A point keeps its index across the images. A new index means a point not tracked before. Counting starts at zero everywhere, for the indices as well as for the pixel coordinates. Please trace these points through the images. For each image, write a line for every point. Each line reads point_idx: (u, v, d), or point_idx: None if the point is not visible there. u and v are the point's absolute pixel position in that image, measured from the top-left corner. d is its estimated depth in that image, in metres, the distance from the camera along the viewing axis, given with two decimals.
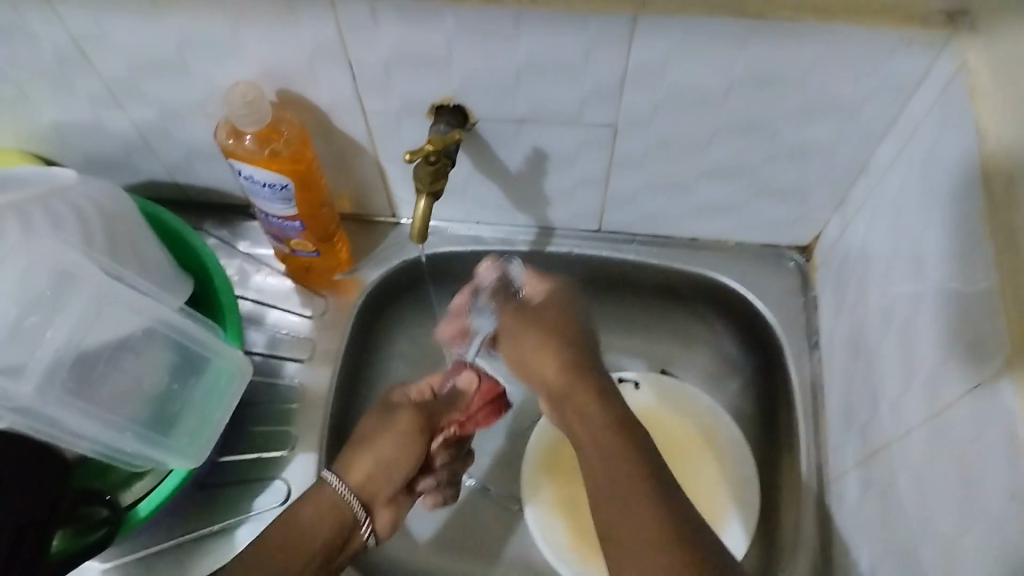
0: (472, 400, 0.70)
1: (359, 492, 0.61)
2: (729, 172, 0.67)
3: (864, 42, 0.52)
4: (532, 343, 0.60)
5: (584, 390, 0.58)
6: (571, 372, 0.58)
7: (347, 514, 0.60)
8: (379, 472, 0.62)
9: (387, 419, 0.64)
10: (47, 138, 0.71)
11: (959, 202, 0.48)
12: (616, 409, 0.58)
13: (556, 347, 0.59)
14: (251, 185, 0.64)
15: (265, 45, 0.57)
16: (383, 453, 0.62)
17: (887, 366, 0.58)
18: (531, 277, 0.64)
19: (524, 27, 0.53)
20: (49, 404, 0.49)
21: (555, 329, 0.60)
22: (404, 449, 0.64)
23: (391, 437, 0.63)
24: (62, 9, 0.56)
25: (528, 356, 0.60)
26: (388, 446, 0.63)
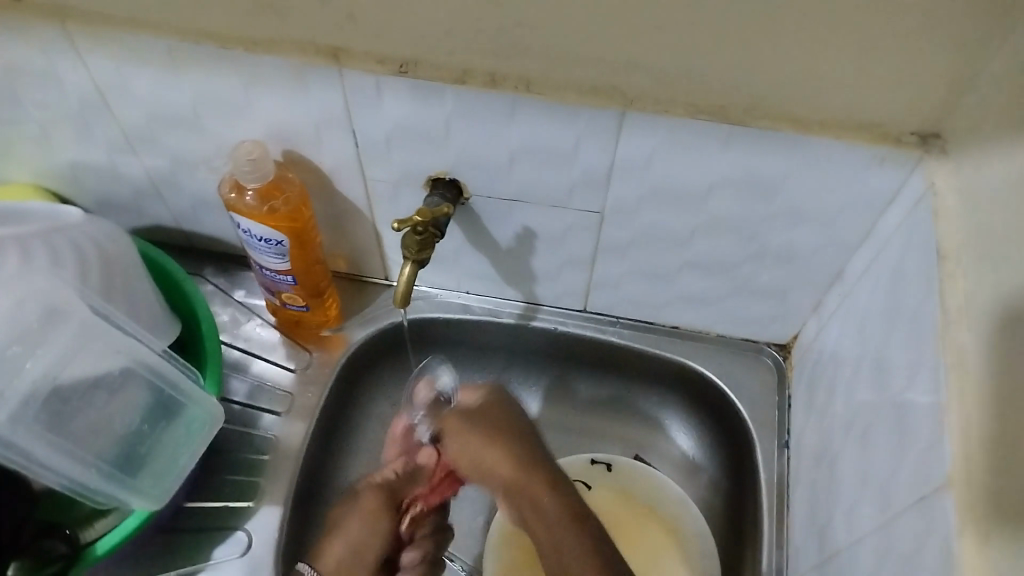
0: (434, 472, 0.71)
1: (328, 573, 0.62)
2: (711, 267, 0.69)
3: (839, 156, 0.55)
4: (478, 443, 0.65)
5: (537, 483, 0.62)
6: (523, 468, 0.63)
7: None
8: (348, 554, 0.63)
9: (349, 506, 0.67)
10: (62, 176, 0.74)
11: (918, 315, 0.50)
12: (568, 501, 0.61)
13: (505, 451, 0.64)
14: (248, 238, 0.66)
15: (275, 107, 0.60)
16: (351, 537, 0.64)
17: (846, 472, 0.59)
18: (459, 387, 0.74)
19: (519, 112, 0.56)
20: (20, 433, 0.51)
21: (503, 432, 0.65)
22: (371, 530, 0.65)
23: (353, 519, 0.65)
24: (90, 60, 0.59)
25: (480, 456, 0.65)
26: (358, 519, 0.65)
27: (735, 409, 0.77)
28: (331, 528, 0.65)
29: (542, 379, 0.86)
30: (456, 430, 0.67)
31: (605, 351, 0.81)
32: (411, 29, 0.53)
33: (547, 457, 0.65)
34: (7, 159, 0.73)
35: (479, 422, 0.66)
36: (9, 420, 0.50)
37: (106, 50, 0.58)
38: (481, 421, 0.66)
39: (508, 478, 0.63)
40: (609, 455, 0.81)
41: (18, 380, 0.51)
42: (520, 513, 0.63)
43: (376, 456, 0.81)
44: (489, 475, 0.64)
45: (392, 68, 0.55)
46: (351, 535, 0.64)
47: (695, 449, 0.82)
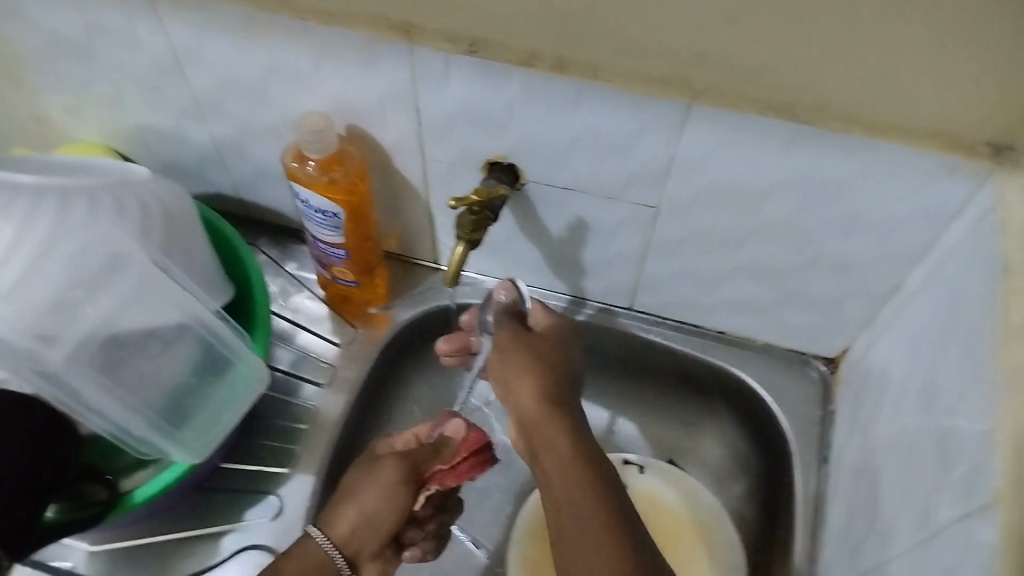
0: (458, 448, 0.66)
1: (344, 547, 0.63)
2: (764, 271, 0.68)
3: (906, 164, 0.54)
4: (516, 369, 0.58)
5: (556, 423, 0.56)
6: (546, 404, 0.56)
7: (329, 570, 0.62)
8: (360, 526, 0.63)
9: (371, 474, 0.65)
10: (131, 138, 0.76)
11: (976, 330, 0.49)
12: (585, 446, 0.55)
13: (536, 381, 0.57)
14: (306, 209, 0.67)
15: (342, 81, 0.61)
16: (366, 507, 0.64)
17: (888, 487, 0.57)
18: (538, 308, 0.63)
19: (584, 100, 0.56)
20: (73, 373, 0.53)
21: (545, 367, 0.58)
22: (386, 500, 0.64)
23: (374, 490, 0.64)
24: (169, 23, 0.61)
25: (508, 378, 0.58)
26: (381, 494, 0.64)
27: (776, 419, 0.75)
28: (348, 495, 0.64)
29: (581, 375, 0.85)
30: (496, 350, 0.61)
31: (648, 351, 0.80)
32: (484, 8, 0.53)
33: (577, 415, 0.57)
34: (81, 117, 0.75)
35: (523, 355, 0.59)
36: (65, 360, 0.53)
37: (185, 15, 0.60)
38: (522, 351, 0.59)
39: (525, 413, 0.57)
40: (642, 457, 0.81)
41: (76, 323, 0.53)
42: (531, 451, 0.57)
43: None
44: (520, 408, 0.57)
45: (461, 47, 0.56)
46: (369, 507, 0.64)
47: (731, 458, 0.81)
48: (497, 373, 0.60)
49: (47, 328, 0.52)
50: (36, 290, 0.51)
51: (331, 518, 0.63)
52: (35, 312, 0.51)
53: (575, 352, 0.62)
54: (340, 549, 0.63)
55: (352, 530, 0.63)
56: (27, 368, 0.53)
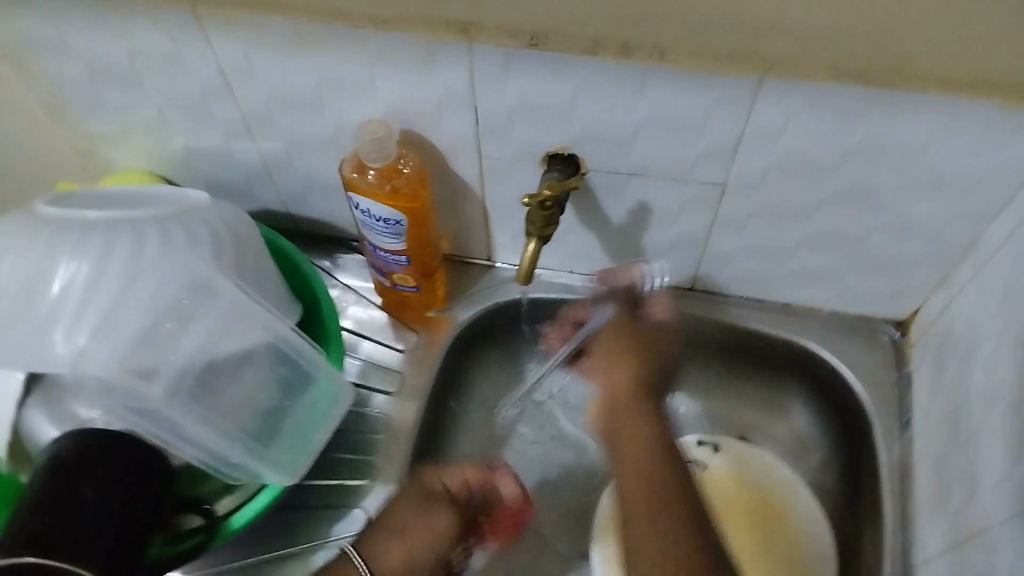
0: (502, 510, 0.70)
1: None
2: (833, 240, 0.67)
3: (988, 119, 0.53)
4: (606, 360, 0.68)
5: (641, 414, 0.64)
6: (632, 383, 0.65)
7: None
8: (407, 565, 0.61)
9: (419, 512, 0.63)
10: (176, 162, 0.75)
11: None
12: (667, 443, 0.62)
13: (616, 330, 0.69)
14: (367, 219, 0.67)
15: (397, 86, 0.60)
16: (416, 548, 0.62)
17: (990, 445, 0.57)
18: (660, 303, 0.71)
19: (650, 83, 0.55)
20: (173, 407, 0.54)
21: (623, 335, 0.68)
22: (433, 544, 0.63)
23: (418, 536, 0.62)
24: (216, 43, 0.60)
25: (617, 347, 0.68)
26: (426, 532, 0.63)
27: (851, 387, 0.75)
28: (392, 531, 0.62)
29: None
30: (600, 337, 0.70)
31: (712, 331, 0.80)
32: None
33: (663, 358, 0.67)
34: (123, 146, 0.74)
35: (622, 329, 0.69)
36: (164, 394, 0.53)
37: (234, 34, 0.59)
38: (633, 331, 0.69)
39: (616, 389, 0.65)
40: (716, 437, 0.80)
41: (172, 357, 0.54)
42: (615, 437, 0.64)
43: (482, 436, 0.82)
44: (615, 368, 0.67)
45: (522, 42, 0.55)
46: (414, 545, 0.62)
47: (805, 429, 0.80)
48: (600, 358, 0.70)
49: (142, 364, 0.53)
50: (124, 327, 0.53)
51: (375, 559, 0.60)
52: (126, 349, 0.52)
53: (677, 357, 0.69)
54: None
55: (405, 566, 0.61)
56: (128, 401, 0.54)
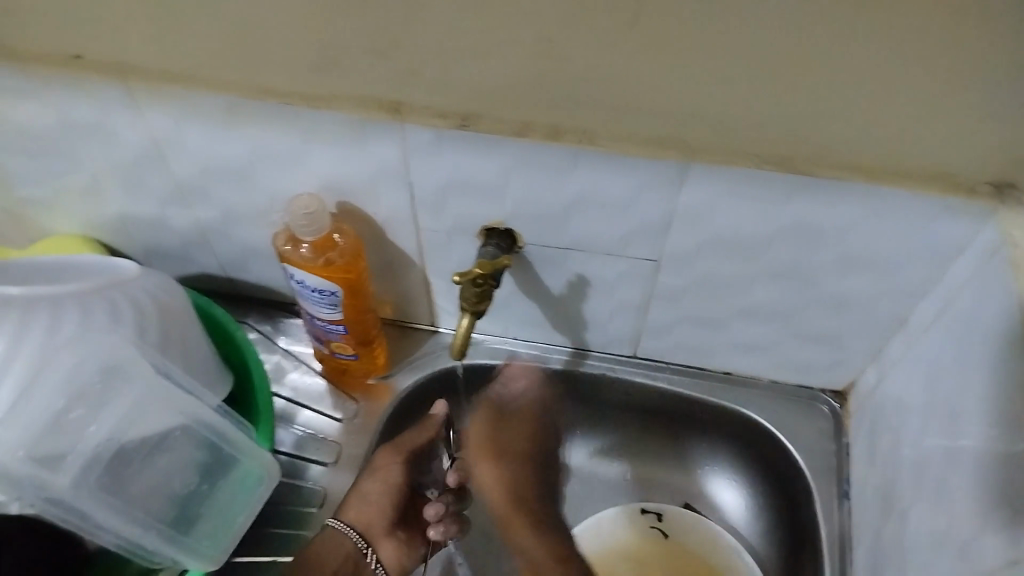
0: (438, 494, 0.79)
1: (357, 526, 0.73)
2: (768, 314, 0.68)
3: (908, 207, 0.54)
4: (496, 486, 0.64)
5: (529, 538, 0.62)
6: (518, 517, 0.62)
7: (348, 546, 0.72)
8: (364, 510, 0.73)
9: (365, 472, 0.74)
10: (110, 227, 0.74)
11: (1003, 359, 0.50)
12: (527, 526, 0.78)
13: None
14: (301, 289, 0.66)
15: (332, 162, 0.60)
16: (364, 498, 0.73)
17: (918, 524, 0.57)
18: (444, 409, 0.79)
19: (580, 164, 0.56)
20: (81, 496, 0.53)
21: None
22: (377, 502, 0.74)
23: (370, 484, 0.74)
24: (147, 114, 0.59)
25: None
26: (373, 495, 0.74)
27: (792, 458, 0.75)
28: (346, 492, 0.74)
29: (589, 428, 0.85)
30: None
31: (653, 396, 0.80)
32: None
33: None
34: (56, 210, 0.73)
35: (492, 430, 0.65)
36: (72, 484, 0.52)
37: (165, 107, 0.58)
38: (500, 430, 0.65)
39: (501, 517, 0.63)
40: (659, 505, 0.82)
41: (82, 444, 0.53)
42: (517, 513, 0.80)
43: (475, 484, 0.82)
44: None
45: (452, 122, 0.55)
46: (365, 500, 0.73)
47: (747, 498, 0.80)
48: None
49: (51, 450, 0.52)
50: (34, 412, 0.51)
51: (339, 506, 0.73)
52: (35, 434, 0.51)
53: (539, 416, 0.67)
54: (354, 527, 0.72)
55: (359, 514, 0.73)
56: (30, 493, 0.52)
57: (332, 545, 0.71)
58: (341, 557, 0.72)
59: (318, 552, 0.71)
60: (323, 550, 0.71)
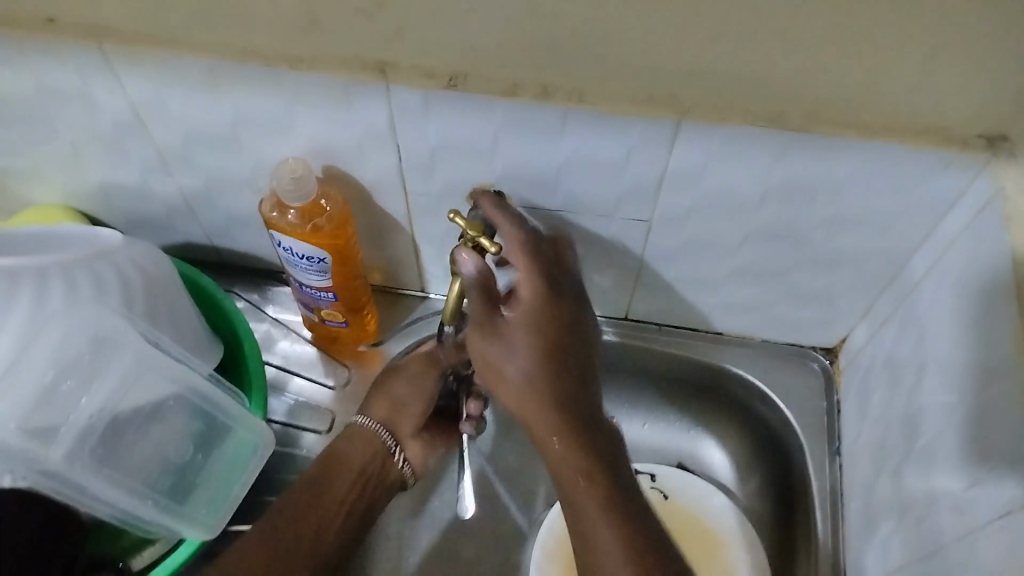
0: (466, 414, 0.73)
1: (386, 424, 0.71)
2: (760, 274, 0.68)
3: (901, 162, 0.54)
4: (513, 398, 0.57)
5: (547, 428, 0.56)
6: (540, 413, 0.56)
7: (378, 443, 0.70)
8: (394, 406, 0.72)
9: (393, 372, 0.72)
10: (92, 197, 0.73)
11: (997, 312, 0.50)
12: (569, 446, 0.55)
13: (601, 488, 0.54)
14: (289, 256, 0.66)
15: (318, 125, 0.59)
16: (397, 393, 0.72)
17: (911, 477, 0.58)
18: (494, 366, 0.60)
19: (570, 124, 0.55)
20: (75, 470, 0.52)
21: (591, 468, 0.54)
22: (411, 397, 0.72)
23: (398, 384, 0.72)
24: (126, 79, 0.58)
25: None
26: (402, 395, 0.72)
27: (784, 416, 0.75)
28: (373, 392, 0.73)
29: None
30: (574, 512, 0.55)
31: (645, 358, 0.80)
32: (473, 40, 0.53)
33: (593, 425, 0.56)
34: (36, 180, 0.71)
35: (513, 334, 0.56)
36: (66, 455, 0.52)
37: (144, 71, 0.57)
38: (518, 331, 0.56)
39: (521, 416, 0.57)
40: (653, 467, 0.81)
41: (73, 417, 0.52)
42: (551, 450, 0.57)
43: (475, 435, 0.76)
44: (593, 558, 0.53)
45: (440, 82, 0.54)
46: (394, 397, 0.72)
47: (738, 458, 0.82)
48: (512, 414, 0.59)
49: (43, 423, 0.51)
50: (25, 383, 0.50)
51: (368, 405, 0.72)
52: (27, 406, 0.50)
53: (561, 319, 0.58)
54: (384, 426, 0.71)
55: (390, 413, 0.72)
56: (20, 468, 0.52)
57: (363, 443, 0.70)
58: (371, 456, 0.70)
59: (350, 451, 0.68)
60: (353, 449, 0.69)
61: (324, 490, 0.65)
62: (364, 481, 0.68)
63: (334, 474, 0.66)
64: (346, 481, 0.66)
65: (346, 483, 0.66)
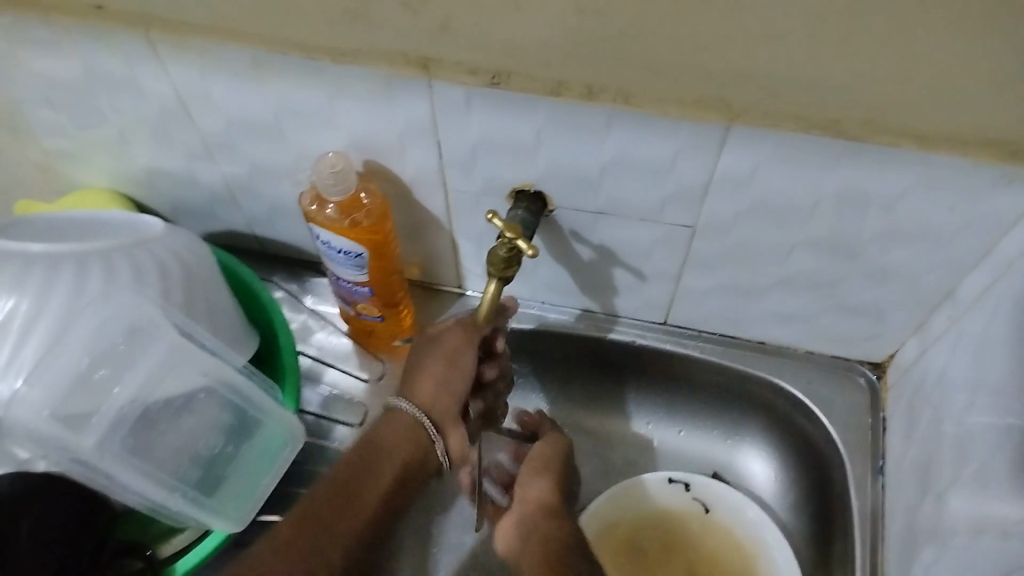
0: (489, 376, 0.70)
1: (430, 411, 0.64)
2: (806, 284, 0.66)
3: (962, 176, 0.51)
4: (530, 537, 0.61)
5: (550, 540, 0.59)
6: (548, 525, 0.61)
7: (420, 434, 0.64)
8: (435, 389, 0.64)
9: (432, 346, 0.65)
10: (138, 181, 0.73)
11: None
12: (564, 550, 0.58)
13: (548, 484, 0.65)
14: (327, 250, 0.65)
15: (359, 119, 0.59)
16: (437, 373, 0.64)
17: (957, 504, 0.55)
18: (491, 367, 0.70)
19: (615, 125, 0.54)
20: (105, 459, 0.53)
21: (544, 468, 0.66)
22: (449, 375, 0.64)
23: (438, 361, 0.64)
24: (171, 67, 0.58)
25: (524, 560, 0.59)
26: (444, 375, 0.64)
27: (826, 431, 0.73)
28: (415, 370, 0.65)
29: (617, 394, 0.84)
30: (525, 502, 0.64)
31: (683, 364, 0.78)
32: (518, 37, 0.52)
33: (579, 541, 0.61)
34: (85, 163, 0.72)
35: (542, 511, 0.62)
36: (96, 444, 0.53)
37: (189, 59, 0.57)
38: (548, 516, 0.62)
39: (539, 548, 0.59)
40: (688, 474, 0.79)
41: (105, 406, 0.53)
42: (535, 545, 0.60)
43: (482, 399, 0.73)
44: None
45: (483, 79, 0.53)
46: (435, 378, 0.64)
47: (777, 471, 0.79)
48: (523, 534, 0.62)
49: (76, 410, 0.52)
50: (58, 370, 0.52)
51: (409, 385, 0.65)
52: (59, 393, 0.52)
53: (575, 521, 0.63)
54: (428, 415, 0.64)
55: (432, 398, 0.64)
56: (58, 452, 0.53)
57: (403, 430, 0.63)
58: (412, 448, 0.63)
59: (386, 440, 0.63)
60: (394, 438, 0.63)
61: (358, 486, 0.61)
62: (402, 475, 0.63)
63: (372, 468, 0.62)
64: (384, 475, 0.62)
65: (383, 479, 0.62)
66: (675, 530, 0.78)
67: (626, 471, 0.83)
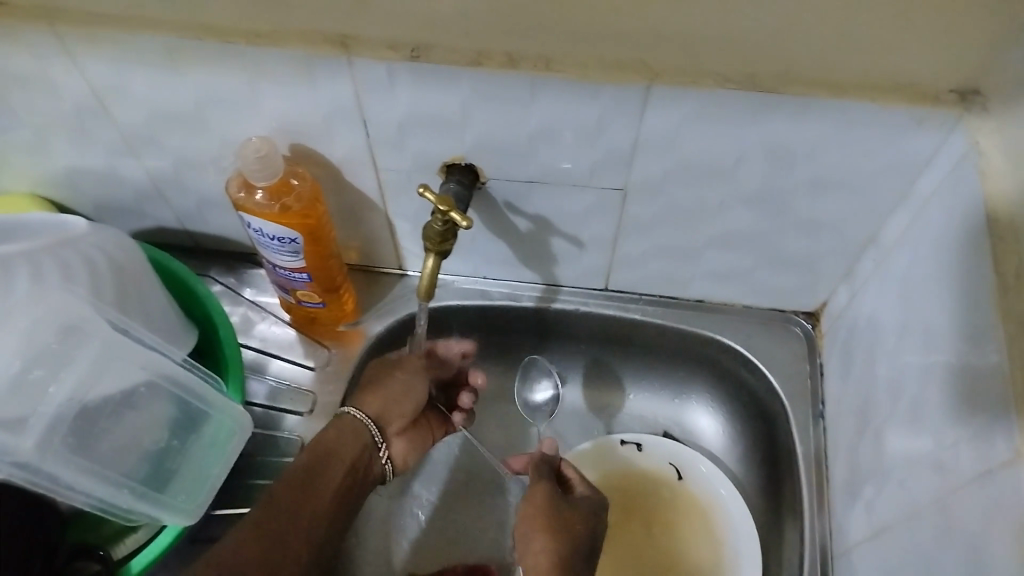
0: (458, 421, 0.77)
1: (379, 417, 0.66)
2: (738, 240, 0.68)
3: (875, 121, 0.53)
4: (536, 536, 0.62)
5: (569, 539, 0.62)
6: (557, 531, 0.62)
7: (367, 438, 0.65)
8: (388, 400, 0.67)
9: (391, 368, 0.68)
10: (58, 183, 0.71)
11: (975, 271, 0.49)
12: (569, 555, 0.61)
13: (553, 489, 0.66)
14: (261, 238, 0.64)
15: (283, 103, 0.58)
16: (395, 388, 0.67)
17: (893, 438, 0.58)
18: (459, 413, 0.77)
19: (539, 93, 0.54)
20: (49, 460, 0.51)
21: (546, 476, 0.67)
22: (406, 391, 0.68)
23: (396, 382, 0.67)
24: (83, 61, 0.56)
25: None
26: (402, 392, 0.67)
27: (767, 380, 0.75)
28: (369, 384, 0.67)
29: (567, 362, 0.85)
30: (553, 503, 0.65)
31: (627, 328, 0.80)
32: None
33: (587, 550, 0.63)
34: (1, 168, 0.69)
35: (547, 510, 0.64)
36: (37, 446, 0.51)
37: (101, 53, 0.55)
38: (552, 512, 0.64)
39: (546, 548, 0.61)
40: (639, 435, 0.81)
41: (42, 407, 0.52)
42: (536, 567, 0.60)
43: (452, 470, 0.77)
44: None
45: (404, 53, 0.53)
46: (390, 393, 0.67)
47: (723, 425, 0.82)
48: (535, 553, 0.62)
49: (11, 414, 0.51)
50: None
51: (360, 396, 0.67)
52: None
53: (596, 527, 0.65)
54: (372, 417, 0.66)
55: (383, 407, 0.66)
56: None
57: (352, 435, 0.64)
58: (358, 447, 0.65)
59: (334, 443, 0.63)
60: (342, 443, 0.64)
61: (309, 483, 0.60)
62: (348, 480, 0.63)
63: (324, 467, 0.61)
64: (334, 475, 0.62)
65: (334, 481, 0.61)
66: (636, 494, 0.79)
67: (580, 438, 0.85)
